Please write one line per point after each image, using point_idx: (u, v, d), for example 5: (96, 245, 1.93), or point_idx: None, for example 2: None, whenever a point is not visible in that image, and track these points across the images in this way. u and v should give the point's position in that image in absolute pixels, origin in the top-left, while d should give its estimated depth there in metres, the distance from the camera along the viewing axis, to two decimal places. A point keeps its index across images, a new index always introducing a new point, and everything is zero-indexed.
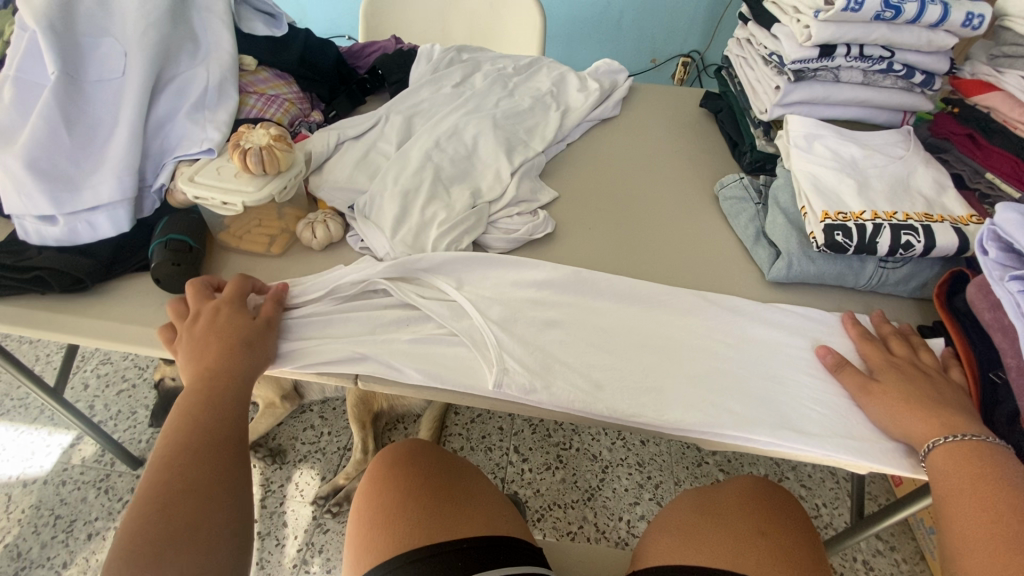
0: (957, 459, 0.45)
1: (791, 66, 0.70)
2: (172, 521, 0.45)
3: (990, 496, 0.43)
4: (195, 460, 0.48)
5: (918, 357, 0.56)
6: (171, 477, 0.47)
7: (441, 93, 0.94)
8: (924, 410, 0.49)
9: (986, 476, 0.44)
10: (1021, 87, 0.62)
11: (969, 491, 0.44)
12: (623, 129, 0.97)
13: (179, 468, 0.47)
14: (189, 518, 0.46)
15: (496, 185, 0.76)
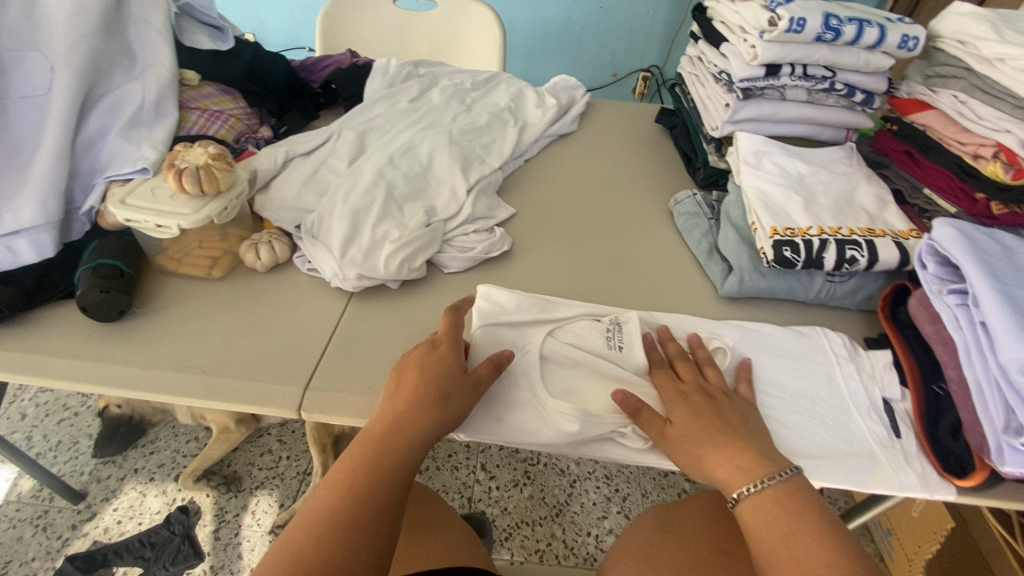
0: (756, 507, 0.45)
1: (739, 85, 0.72)
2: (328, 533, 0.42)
3: (788, 531, 0.43)
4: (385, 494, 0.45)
5: (702, 374, 0.55)
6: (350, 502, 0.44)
7: (397, 108, 0.93)
8: (722, 449, 0.48)
9: (782, 510, 0.44)
10: (953, 107, 0.65)
11: (777, 531, 0.43)
12: (580, 144, 0.98)
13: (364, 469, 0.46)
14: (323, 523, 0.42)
15: (451, 202, 0.74)
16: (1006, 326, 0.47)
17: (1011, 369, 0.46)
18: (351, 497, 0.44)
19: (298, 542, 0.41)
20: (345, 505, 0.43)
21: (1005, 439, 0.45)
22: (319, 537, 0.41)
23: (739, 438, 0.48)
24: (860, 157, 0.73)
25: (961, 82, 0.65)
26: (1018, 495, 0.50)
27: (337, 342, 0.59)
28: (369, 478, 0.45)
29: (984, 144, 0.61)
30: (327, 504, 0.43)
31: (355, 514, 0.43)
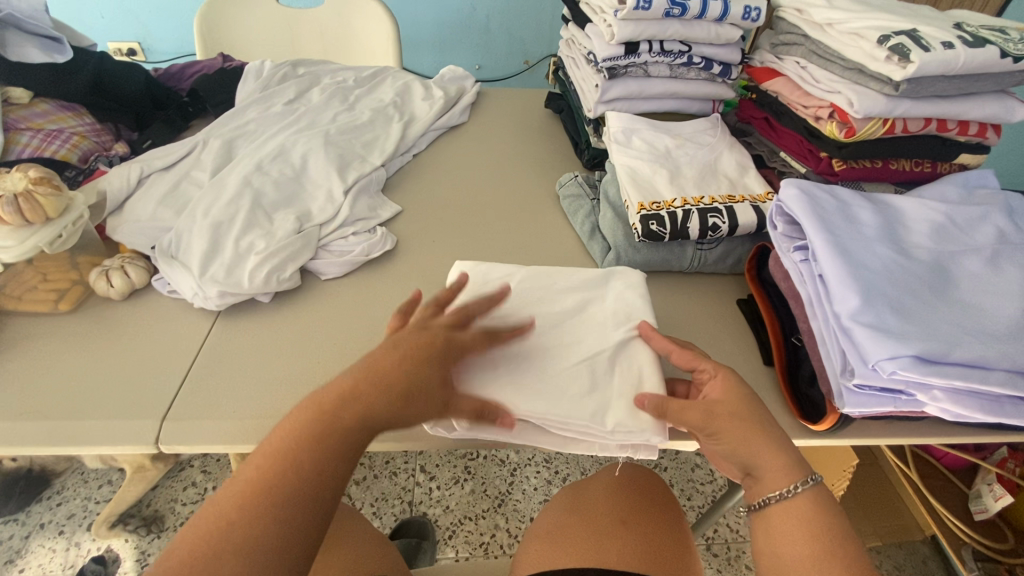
0: (790, 510, 0.44)
1: (603, 64, 0.73)
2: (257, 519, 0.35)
3: (826, 547, 0.42)
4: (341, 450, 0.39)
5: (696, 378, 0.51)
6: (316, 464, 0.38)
7: (271, 111, 0.88)
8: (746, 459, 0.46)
9: (812, 525, 0.43)
10: (796, 72, 0.67)
11: (807, 544, 0.42)
12: (470, 134, 0.97)
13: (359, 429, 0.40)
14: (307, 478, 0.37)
15: (327, 206, 0.71)
16: (838, 277, 0.50)
17: (843, 316, 0.48)
18: (301, 438, 0.38)
19: (223, 502, 0.36)
20: (303, 442, 0.38)
21: (843, 381, 0.48)
22: (256, 494, 0.36)
23: (771, 442, 0.46)
24: (725, 128, 0.76)
25: (801, 48, 0.68)
26: (870, 431, 0.53)
27: (201, 366, 0.56)
28: (322, 418, 0.39)
29: (822, 106, 0.63)
30: (272, 455, 0.37)
31: (304, 451, 0.38)
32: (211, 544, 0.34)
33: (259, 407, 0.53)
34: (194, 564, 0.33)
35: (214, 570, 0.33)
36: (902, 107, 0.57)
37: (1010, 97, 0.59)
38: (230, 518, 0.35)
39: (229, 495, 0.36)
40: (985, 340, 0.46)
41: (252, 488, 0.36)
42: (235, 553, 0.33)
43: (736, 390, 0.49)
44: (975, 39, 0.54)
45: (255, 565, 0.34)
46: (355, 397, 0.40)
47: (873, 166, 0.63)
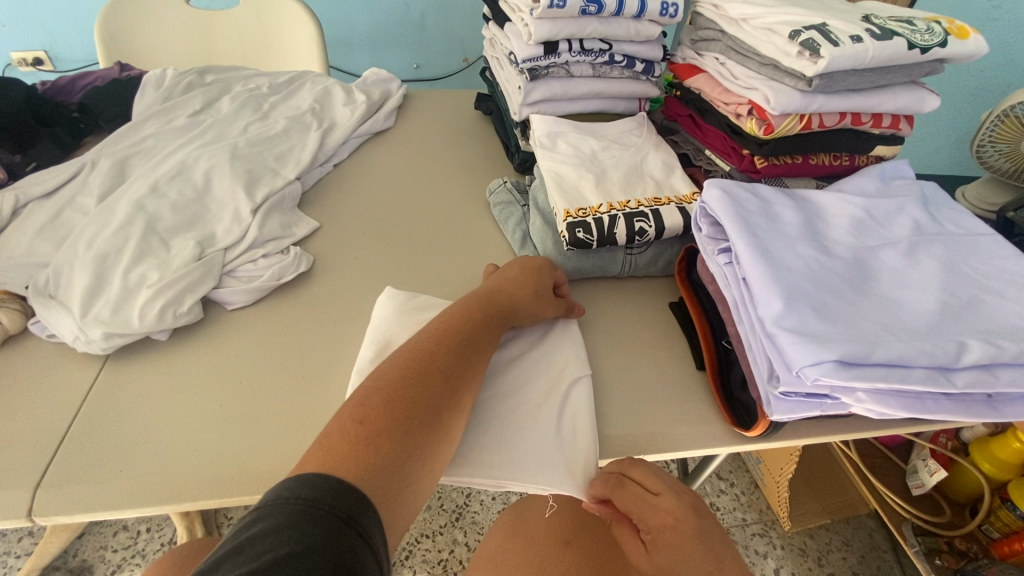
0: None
1: (523, 65, 0.70)
2: (386, 448, 0.39)
3: None
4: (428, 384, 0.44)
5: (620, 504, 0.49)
6: (413, 398, 0.43)
7: (173, 124, 0.81)
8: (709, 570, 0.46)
9: None
10: (716, 68, 0.66)
11: None
12: (397, 140, 0.92)
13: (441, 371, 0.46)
14: (414, 416, 0.42)
15: (233, 227, 0.65)
16: (761, 280, 0.49)
17: (767, 320, 0.47)
18: (419, 372, 0.45)
19: (370, 404, 0.41)
20: (431, 377, 0.45)
21: (770, 388, 0.47)
22: (371, 417, 0.40)
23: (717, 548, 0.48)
24: (651, 127, 0.74)
25: (719, 44, 0.67)
26: (800, 432, 0.52)
27: (84, 420, 0.50)
28: (451, 358, 0.47)
29: (741, 103, 0.62)
30: (405, 379, 0.44)
31: (434, 384, 0.45)
32: (380, 427, 0.40)
33: (152, 462, 0.47)
34: (371, 442, 0.38)
35: (393, 450, 0.39)
36: (816, 103, 0.56)
37: (920, 88, 0.60)
38: (390, 413, 0.41)
39: (375, 399, 0.42)
40: (905, 337, 0.46)
41: (399, 395, 0.43)
42: (405, 446, 0.40)
43: (671, 532, 0.47)
44: (882, 32, 0.53)
45: (414, 460, 0.40)
46: (474, 349, 0.50)
47: (794, 161, 0.62)
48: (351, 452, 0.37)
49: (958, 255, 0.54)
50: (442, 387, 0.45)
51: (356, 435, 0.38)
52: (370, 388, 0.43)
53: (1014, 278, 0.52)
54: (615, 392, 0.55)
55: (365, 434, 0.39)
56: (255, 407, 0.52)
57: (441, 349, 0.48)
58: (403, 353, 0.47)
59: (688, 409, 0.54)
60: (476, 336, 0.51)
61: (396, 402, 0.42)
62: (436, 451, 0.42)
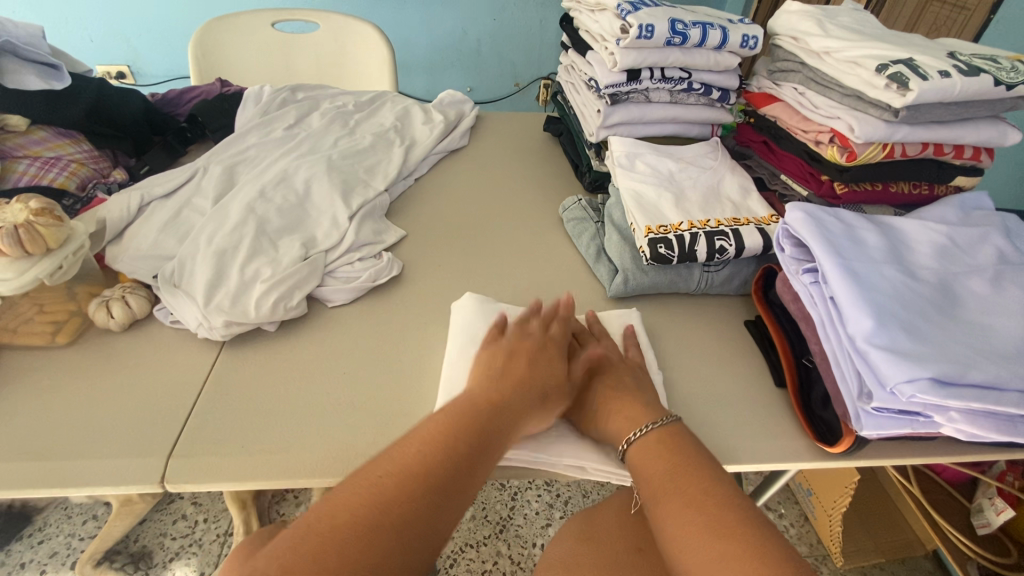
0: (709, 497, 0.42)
1: (605, 91, 0.74)
2: (358, 559, 0.35)
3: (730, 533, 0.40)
4: (413, 485, 0.39)
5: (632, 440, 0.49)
6: (394, 498, 0.38)
7: (271, 136, 0.88)
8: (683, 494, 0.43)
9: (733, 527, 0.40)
10: (794, 98, 0.69)
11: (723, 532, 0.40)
12: (470, 158, 0.98)
13: (444, 465, 0.41)
14: (390, 522, 0.37)
15: (332, 231, 0.71)
16: (849, 299, 0.51)
17: (857, 338, 0.48)
18: (442, 456, 0.42)
19: (347, 506, 0.37)
20: (404, 501, 0.38)
21: (861, 405, 0.48)
22: (350, 518, 0.36)
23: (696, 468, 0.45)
24: (725, 151, 0.77)
25: (798, 75, 0.70)
26: (885, 452, 0.53)
27: (206, 400, 0.54)
28: (462, 457, 0.43)
29: (822, 131, 0.64)
30: (371, 502, 0.38)
31: (438, 488, 0.40)
32: (346, 536, 0.35)
33: (268, 440, 0.51)
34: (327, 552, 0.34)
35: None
36: (901, 133, 0.58)
37: (1001, 122, 0.61)
38: (346, 541, 0.35)
39: (353, 501, 0.38)
40: (998, 361, 0.47)
41: (371, 517, 0.37)
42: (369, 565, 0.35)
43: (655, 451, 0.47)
44: (969, 68, 0.55)
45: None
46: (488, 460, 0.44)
47: (874, 188, 0.64)
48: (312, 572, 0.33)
49: None
50: (430, 494, 0.40)
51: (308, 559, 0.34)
52: (333, 504, 0.38)
53: None
54: (696, 403, 0.57)
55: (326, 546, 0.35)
56: (357, 395, 0.56)
57: (458, 433, 0.44)
58: (371, 461, 0.41)
59: (771, 423, 0.56)
60: (465, 446, 0.43)
61: (380, 537, 0.36)
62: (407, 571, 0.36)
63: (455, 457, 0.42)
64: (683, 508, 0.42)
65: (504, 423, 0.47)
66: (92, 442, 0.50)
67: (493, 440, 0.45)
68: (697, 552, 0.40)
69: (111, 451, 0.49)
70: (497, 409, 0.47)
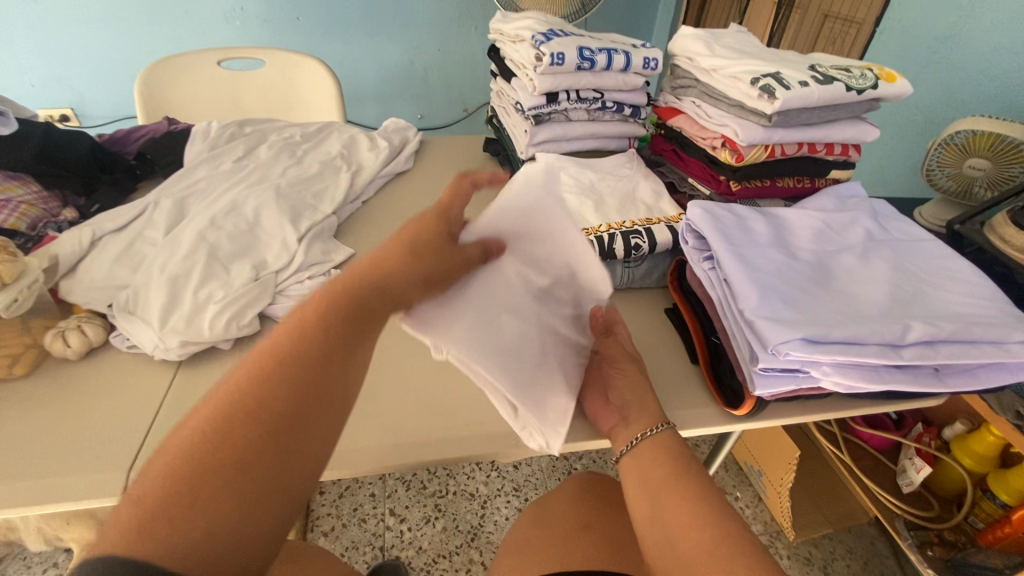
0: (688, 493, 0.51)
1: (529, 112, 0.82)
2: (195, 507, 0.36)
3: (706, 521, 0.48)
4: (241, 421, 0.39)
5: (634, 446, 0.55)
6: (225, 441, 0.39)
7: (220, 169, 0.92)
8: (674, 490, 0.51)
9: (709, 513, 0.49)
10: (693, 110, 0.78)
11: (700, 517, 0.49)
12: (415, 180, 1.04)
13: (269, 405, 0.40)
14: (232, 462, 0.38)
15: (282, 254, 0.75)
16: (739, 279, 0.59)
17: (746, 310, 0.56)
18: (264, 386, 0.41)
19: (181, 453, 0.38)
20: (270, 411, 0.40)
21: (752, 369, 0.55)
22: (190, 467, 0.37)
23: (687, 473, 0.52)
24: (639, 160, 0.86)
25: (694, 90, 0.79)
26: (783, 412, 0.60)
27: (164, 416, 0.57)
28: (297, 401, 0.41)
29: (716, 138, 0.73)
30: (238, 394, 0.40)
31: (267, 421, 0.40)
32: (178, 496, 0.36)
33: None
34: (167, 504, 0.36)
35: (200, 515, 0.36)
36: (776, 135, 0.67)
37: (862, 122, 0.71)
38: (175, 497, 0.36)
39: (183, 443, 0.39)
40: (860, 321, 0.55)
41: (229, 415, 0.40)
42: (205, 511, 0.36)
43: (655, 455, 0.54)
44: (824, 78, 0.65)
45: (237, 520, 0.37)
46: (329, 395, 0.43)
47: (763, 184, 0.73)
48: (168, 499, 0.36)
49: (903, 257, 0.64)
50: (262, 419, 0.40)
51: (167, 490, 0.37)
52: (209, 399, 0.41)
53: (950, 274, 0.63)
54: None
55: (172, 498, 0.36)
56: None
57: (306, 357, 0.43)
58: (255, 350, 0.44)
59: (686, 396, 0.63)
60: (339, 332, 0.44)
61: (240, 435, 0.39)
62: (255, 512, 0.38)
63: (286, 388, 0.41)
64: (679, 503, 0.50)
65: (336, 355, 0.44)
66: (54, 462, 0.52)
67: (326, 387, 0.43)
68: (687, 537, 0.48)
69: (72, 469, 0.52)
70: (347, 315, 0.45)
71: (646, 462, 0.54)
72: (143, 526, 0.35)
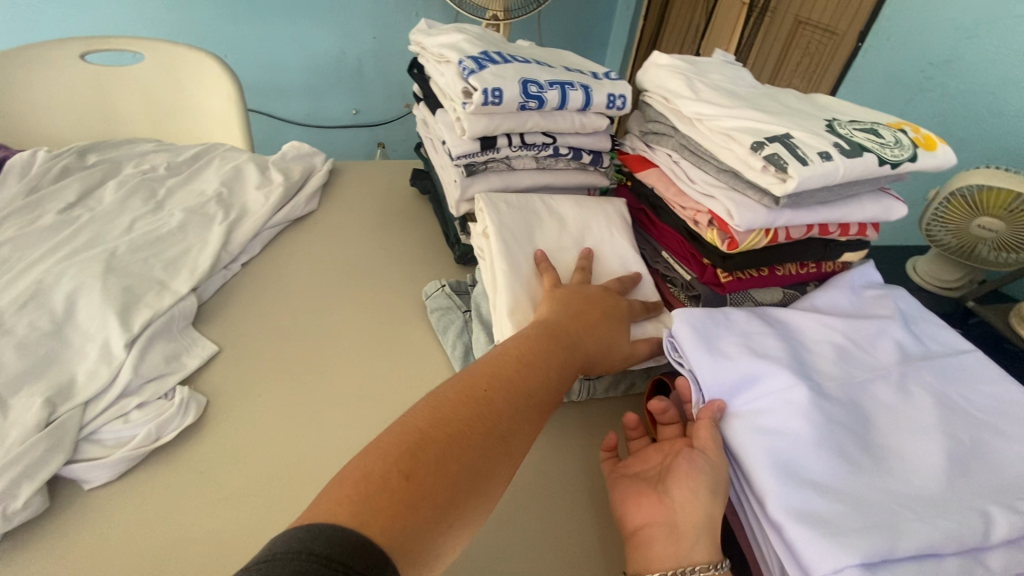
0: None
1: (458, 161, 0.62)
2: (450, 505, 0.35)
3: None
4: (493, 425, 0.40)
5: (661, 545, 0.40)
6: (474, 427, 0.39)
7: (36, 226, 0.67)
8: None
9: None
10: (668, 166, 0.60)
11: None
12: (323, 227, 0.82)
13: (535, 382, 0.45)
14: (471, 472, 0.37)
15: (98, 367, 0.52)
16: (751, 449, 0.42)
17: (768, 504, 0.39)
18: (495, 403, 0.42)
19: (450, 429, 0.38)
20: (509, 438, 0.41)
21: None
22: (467, 450, 0.38)
23: None
24: (620, 217, 0.66)
25: (671, 140, 0.60)
26: None
27: None
28: (556, 363, 0.47)
29: (700, 210, 0.55)
30: (495, 386, 0.43)
31: (497, 440, 0.40)
32: (429, 480, 0.35)
33: None
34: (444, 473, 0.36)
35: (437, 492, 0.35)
36: (783, 218, 0.50)
37: (885, 196, 0.55)
38: (426, 484, 0.34)
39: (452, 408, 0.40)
40: (925, 512, 0.38)
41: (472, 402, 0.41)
42: (445, 497, 0.35)
43: None
44: (851, 146, 0.48)
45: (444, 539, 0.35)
46: (545, 368, 0.46)
47: (760, 274, 0.57)
48: (420, 487, 0.34)
49: (946, 381, 0.49)
50: (526, 402, 0.43)
51: (497, 402, 0.42)
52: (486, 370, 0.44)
53: (1003, 405, 0.47)
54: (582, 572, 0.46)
55: (456, 469, 0.36)
56: None
57: (538, 352, 0.47)
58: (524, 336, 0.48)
59: None
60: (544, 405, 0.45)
61: (444, 402, 0.41)
62: (466, 497, 0.36)
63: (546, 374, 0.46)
64: None
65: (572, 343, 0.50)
66: None
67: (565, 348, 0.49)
68: None
69: None
70: (569, 336, 0.50)
71: (683, 531, 0.40)
72: (446, 479, 0.35)
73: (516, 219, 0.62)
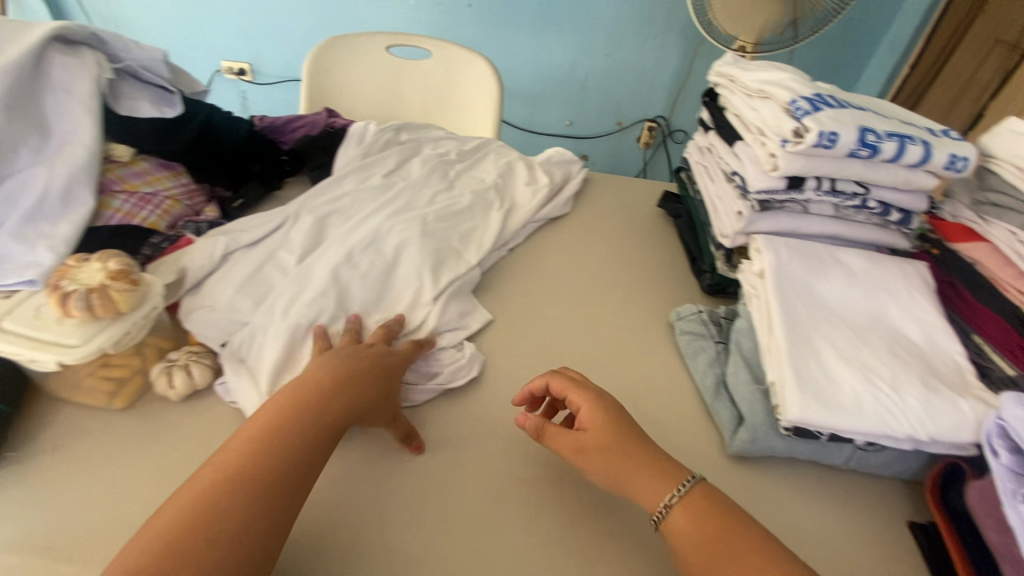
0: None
1: (755, 196, 0.62)
2: (206, 530, 0.37)
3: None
4: (252, 458, 0.42)
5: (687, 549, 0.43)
6: (234, 466, 0.41)
7: (368, 184, 0.82)
8: None
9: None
10: (1010, 245, 0.54)
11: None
12: (575, 229, 0.88)
13: (277, 415, 0.45)
14: (230, 489, 0.40)
15: (413, 309, 0.63)
16: None
17: None
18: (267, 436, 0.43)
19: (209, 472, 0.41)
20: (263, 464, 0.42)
21: None
22: (222, 478, 0.40)
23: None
24: (921, 278, 0.61)
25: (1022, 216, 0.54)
26: None
27: None
28: (303, 390, 0.47)
29: None
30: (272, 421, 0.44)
31: (250, 469, 0.41)
32: (180, 514, 0.38)
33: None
34: (198, 505, 0.38)
35: (212, 534, 0.37)
36: None
37: None
38: (181, 518, 0.37)
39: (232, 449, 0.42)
40: None
41: (243, 449, 0.42)
42: (212, 530, 0.37)
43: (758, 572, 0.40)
44: None
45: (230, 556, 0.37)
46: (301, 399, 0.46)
47: None
48: (185, 516, 0.38)
49: None
50: (292, 429, 0.44)
51: (255, 445, 0.42)
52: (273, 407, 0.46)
53: None
54: None
55: (209, 508, 0.38)
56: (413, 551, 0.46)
57: (309, 385, 0.48)
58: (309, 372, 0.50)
59: None
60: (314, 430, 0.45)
61: (241, 434, 0.43)
62: (237, 518, 0.38)
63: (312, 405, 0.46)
64: None
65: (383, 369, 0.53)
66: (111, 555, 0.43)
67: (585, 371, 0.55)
68: None
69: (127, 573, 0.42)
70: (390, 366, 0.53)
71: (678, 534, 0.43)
72: (195, 517, 0.37)
73: (798, 253, 0.62)
